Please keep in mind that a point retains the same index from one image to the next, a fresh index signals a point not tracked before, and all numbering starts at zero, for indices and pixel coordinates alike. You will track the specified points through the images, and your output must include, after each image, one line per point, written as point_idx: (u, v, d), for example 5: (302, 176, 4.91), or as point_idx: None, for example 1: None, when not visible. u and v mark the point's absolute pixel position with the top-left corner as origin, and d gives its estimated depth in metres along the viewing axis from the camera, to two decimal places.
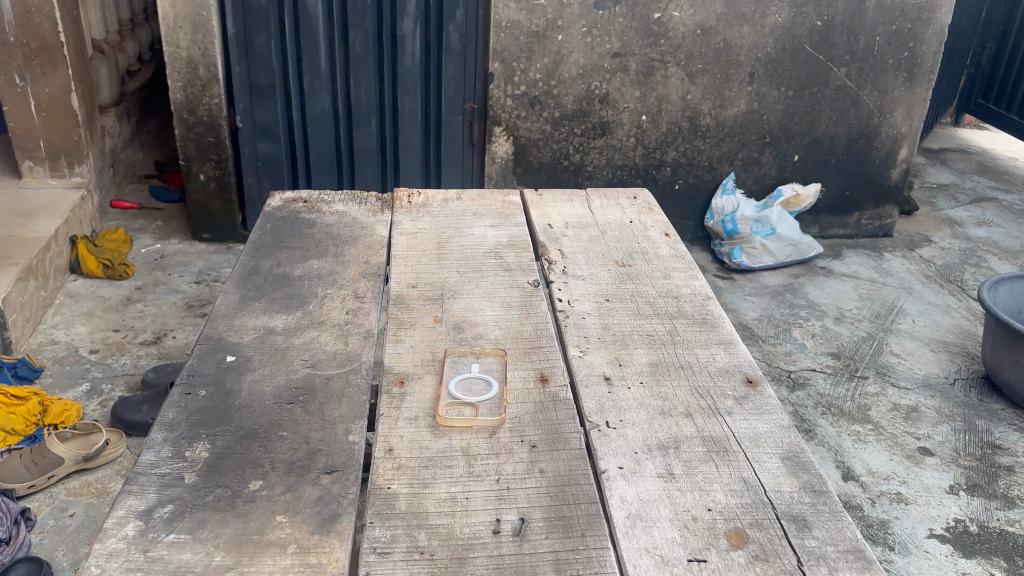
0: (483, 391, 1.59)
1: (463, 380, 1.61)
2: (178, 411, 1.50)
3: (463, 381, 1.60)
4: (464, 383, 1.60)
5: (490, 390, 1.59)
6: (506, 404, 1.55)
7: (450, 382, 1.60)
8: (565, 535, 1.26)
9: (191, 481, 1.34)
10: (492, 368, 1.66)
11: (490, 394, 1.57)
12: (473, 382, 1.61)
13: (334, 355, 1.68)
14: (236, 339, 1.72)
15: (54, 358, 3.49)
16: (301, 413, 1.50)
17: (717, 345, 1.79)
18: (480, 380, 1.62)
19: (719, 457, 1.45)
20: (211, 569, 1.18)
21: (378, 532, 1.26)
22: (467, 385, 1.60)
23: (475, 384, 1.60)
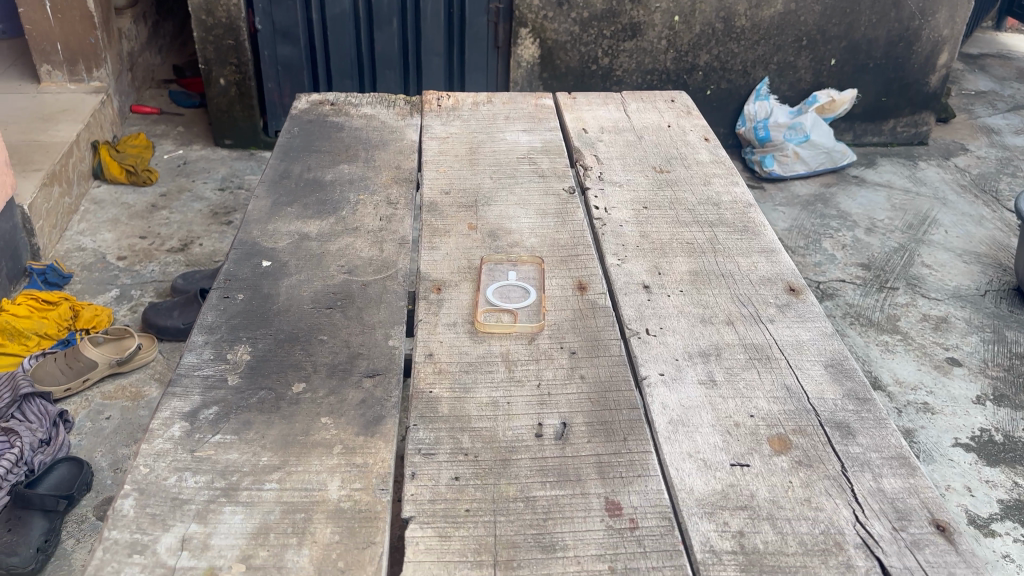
0: (520, 298, 1.57)
1: (500, 288, 1.59)
2: (218, 315, 1.50)
3: (500, 289, 1.59)
4: (500, 291, 1.58)
5: (527, 298, 1.57)
6: (545, 311, 1.54)
7: (487, 289, 1.58)
8: (607, 439, 1.27)
9: (235, 383, 1.35)
10: (529, 276, 1.64)
11: (526, 302, 1.56)
12: (509, 290, 1.59)
13: (370, 261, 1.66)
14: (270, 245, 1.71)
15: (83, 264, 3.52)
16: (340, 318, 1.50)
17: (759, 254, 1.76)
18: (517, 287, 1.60)
19: (762, 364, 1.44)
20: (259, 469, 1.20)
21: (421, 434, 1.27)
22: (504, 292, 1.58)
23: (512, 292, 1.58)
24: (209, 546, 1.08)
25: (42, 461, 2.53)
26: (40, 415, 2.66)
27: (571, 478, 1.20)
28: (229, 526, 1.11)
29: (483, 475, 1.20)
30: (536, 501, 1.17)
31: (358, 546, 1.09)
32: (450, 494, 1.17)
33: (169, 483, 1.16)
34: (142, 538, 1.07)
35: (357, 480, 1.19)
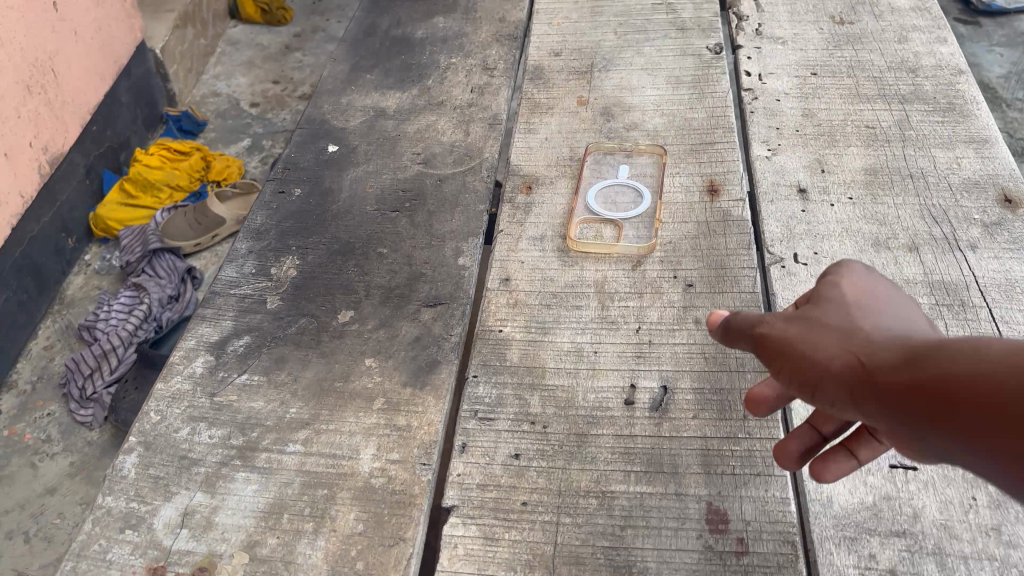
0: (627, 203, 1.26)
1: (600, 192, 1.28)
2: (269, 215, 1.28)
3: (599, 194, 1.28)
4: (600, 196, 1.28)
5: (636, 204, 1.25)
6: (658, 225, 1.21)
7: (587, 193, 1.28)
8: (720, 416, 0.97)
9: (274, 307, 1.13)
10: (645, 173, 1.31)
11: (636, 210, 1.24)
12: (612, 194, 1.28)
13: (452, 149, 1.37)
14: (341, 124, 1.45)
15: (217, 111, 3.43)
16: (406, 226, 1.24)
17: (966, 145, 1.30)
18: (623, 190, 1.28)
19: (951, 314, 1.06)
20: (284, 424, 0.99)
21: (482, 390, 1.02)
22: (606, 198, 1.27)
23: (615, 196, 1.27)
24: (212, 525, 0.90)
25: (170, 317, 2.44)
26: (169, 271, 2.59)
27: (665, 471, 0.92)
28: (239, 500, 0.92)
29: (550, 455, 0.94)
30: (613, 501, 0.90)
31: (383, 543, 0.88)
32: (506, 480, 0.92)
33: (180, 438, 0.98)
34: (138, 509, 0.91)
35: (395, 450, 0.96)
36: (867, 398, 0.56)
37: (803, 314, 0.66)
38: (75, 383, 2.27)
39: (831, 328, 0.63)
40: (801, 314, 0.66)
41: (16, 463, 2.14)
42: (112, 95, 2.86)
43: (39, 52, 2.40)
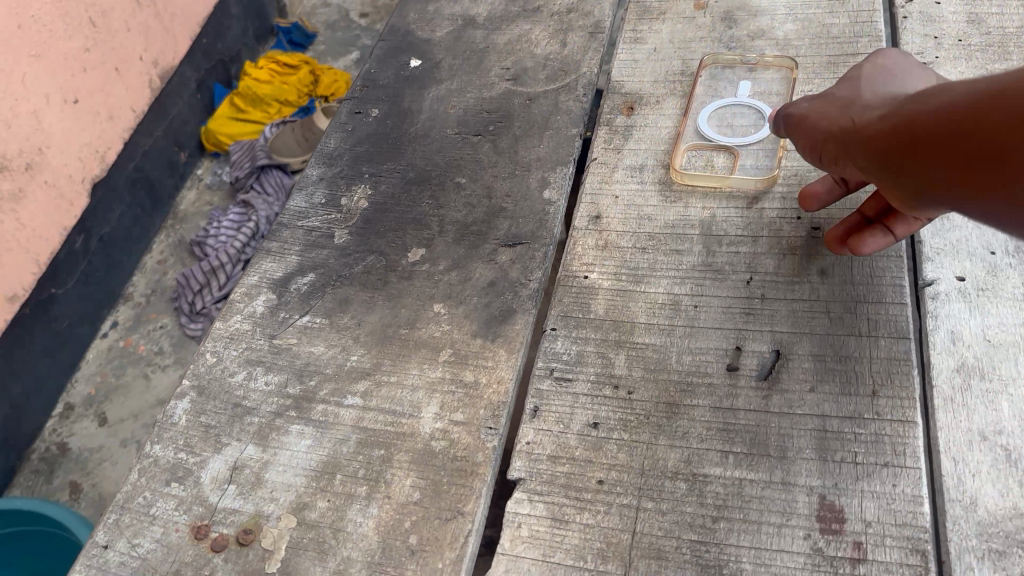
0: (744, 128, 1.08)
1: (715, 114, 1.10)
2: (343, 138, 1.16)
3: (715, 115, 1.10)
4: (715, 117, 1.09)
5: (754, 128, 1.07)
6: (783, 153, 1.02)
7: (700, 114, 1.10)
8: (842, 390, 0.81)
9: (341, 242, 1.03)
10: (771, 92, 1.11)
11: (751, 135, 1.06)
12: (728, 117, 1.10)
13: (545, 63, 1.21)
14: (425, 35, 1.31)
15: (326, 23, 3.34)
16: (488, 153, 1.10)
17: None
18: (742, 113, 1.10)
19: None
20: (343, 374, 0.90)
21: (560, 346, 0.90)
22: (721, 121, 1.09)
23: (732, 119, 1.09)
24: (261, 483, 0.83)
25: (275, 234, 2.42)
26: (276, 189, 2.58)
27: (772, 455, 0.78)
28: (291, 456, 0.84)
29: (634, 427, 0.82)
30: (706, 487, 0.77)
31: (440, 516, 0.79)
32: (582, 453, 0.81)
33: (235, 383, 0.91)
34: (186, 460, 0.85)
35: (461, 410, 0.85)
36: (852, 146, 0.77)
37: (829, 96, 0.89)
38: (184, 298, 2.30)
39: (842, 101, 0.85)
40: (826, 98, 0.88)
41: (129, 374, 2.19)
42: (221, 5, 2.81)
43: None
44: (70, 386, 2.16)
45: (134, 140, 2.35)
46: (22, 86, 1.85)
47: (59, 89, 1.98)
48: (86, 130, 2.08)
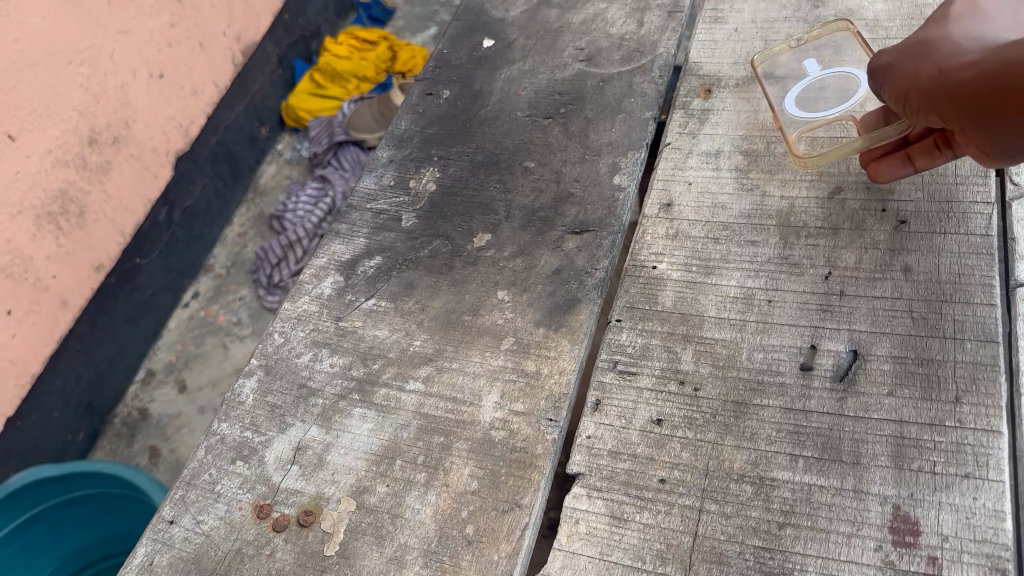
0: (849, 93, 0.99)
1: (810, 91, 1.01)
2: (414, 120, 1.15)
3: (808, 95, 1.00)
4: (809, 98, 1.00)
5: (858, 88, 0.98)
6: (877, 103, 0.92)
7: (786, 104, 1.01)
8: (923, 396, 0.76)
9: (409, 225, 1.02)
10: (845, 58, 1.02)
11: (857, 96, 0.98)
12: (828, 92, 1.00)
13: (620, 44, 1.18)
14: (499, 15, 1.28)
15: None
16: (559, 136, 1.08)
17: None
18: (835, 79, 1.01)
19: None
20: (406, 358, 0.90)
21: (625, 338, 0.87)
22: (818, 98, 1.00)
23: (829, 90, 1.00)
24: (324, 464, 0.84)
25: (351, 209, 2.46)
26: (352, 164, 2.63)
27: (844, 461, 0.75)
28: (353, 439, 0.85)
29: (698, 425, 0.79)
30: (773, 491, 0.74)
31: (499, 506, 0.78)
32: (644, 450, 0.79)
33: (301, 364, 0.92)
34: (251, 439, 0.86)
35: (521, 400, 0.84)
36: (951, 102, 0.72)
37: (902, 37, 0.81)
38: (263, 271, 2.38)
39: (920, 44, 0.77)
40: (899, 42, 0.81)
41: (208, 344, 2.28)
42: None
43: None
44: (151, 353, 2.26)
45: (216, 115, 2.41)
46: (112, 62, 1.89)
47: (145, 63, 2.01)
48: (169, 104, 2.13)
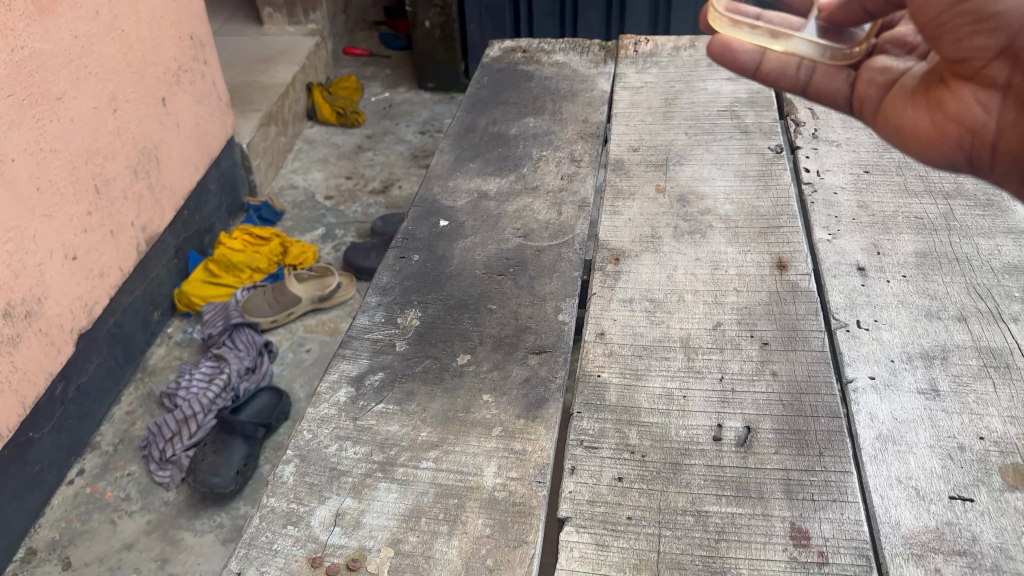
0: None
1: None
2: (393, 275, 1.46)
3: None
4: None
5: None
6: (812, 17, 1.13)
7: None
8: (798, 452, 1.11)
9: (402, 349, 1.30)
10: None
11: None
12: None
13: (547, 226, 1.56)
14: (449, 203, 1.64)
15: (295, 202, 3.58)
16: (511, 287, 1.41)
17: (1005, 235, 1.46)
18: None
19: (1000, 373, 1.20)
20: (416, 445, 1.15)
21: (586, 424, 1.17)
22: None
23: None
24: (362, 524, 1.04)
25: (246, 387, 2.59)
26: (247, 344, 2.75)
27: (752, 496, 1.06)
28: (383, 504, 1.07)
29: (649, 479, 1.09)
30: (708, 518, 1.03)
31: (509, 544, 1.02)
32: (612, 497, 1.06)
33: (330, 452, 1.14)
34: (298, 508, 1.06)
35: (514, 468, 1.11)
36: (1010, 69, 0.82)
37: None
38: (155, 446, 2.39)
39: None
40: None
41: (95, 520, 2.23)
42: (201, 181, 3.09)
43: (149, 142, 2.65)
44: (34, 531, 2.19)
45: (116, 298, 2.55)
46: (33, 243, 2.08)
47: (63, 246, 2.21)
48: (79, 284, 2.30)
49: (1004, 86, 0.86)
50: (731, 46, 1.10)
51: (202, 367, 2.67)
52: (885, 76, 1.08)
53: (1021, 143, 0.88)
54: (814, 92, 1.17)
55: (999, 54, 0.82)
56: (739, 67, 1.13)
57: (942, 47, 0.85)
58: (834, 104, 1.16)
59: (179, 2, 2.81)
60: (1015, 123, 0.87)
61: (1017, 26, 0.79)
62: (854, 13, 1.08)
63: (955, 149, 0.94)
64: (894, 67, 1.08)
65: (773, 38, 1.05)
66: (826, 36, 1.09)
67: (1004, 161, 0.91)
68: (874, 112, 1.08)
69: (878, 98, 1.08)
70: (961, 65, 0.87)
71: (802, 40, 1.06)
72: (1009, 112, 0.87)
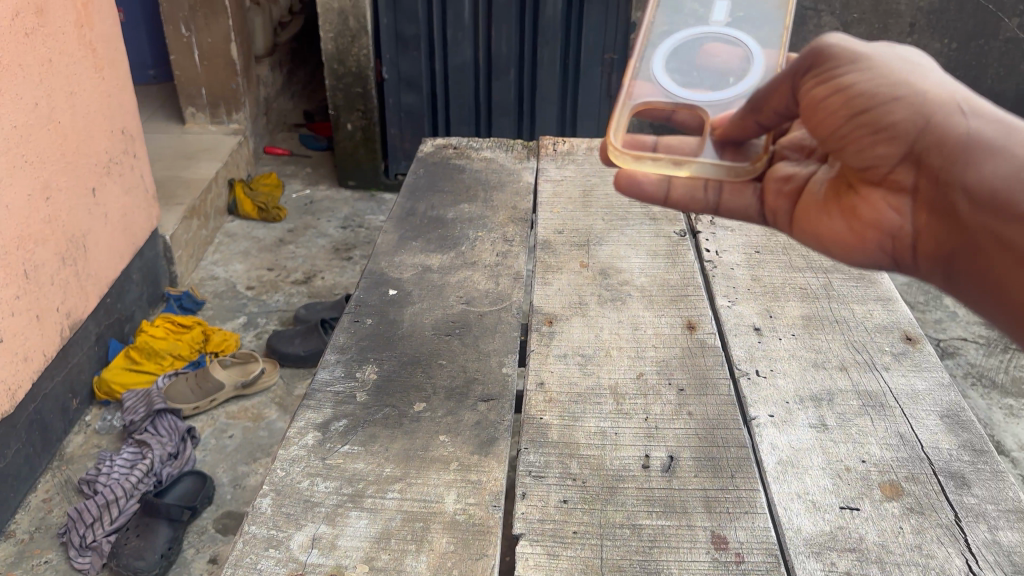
0: (725, 82, 1.20)
1: (649, 88, 1.20)
2: (349, 336, 1.60)
3: (669, 44, 1.26)
4: (671, 48, 1.25)
5: (716, 109, 1.17)
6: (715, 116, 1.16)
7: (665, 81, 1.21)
8: (714, 474, 1.29)
9: (362, 399, 1.44)
10: (718, 63, 1.22)
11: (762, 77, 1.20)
12: (700, 14, 1.28)
13: (487, 294, 1.75)
14: (397, 275, 1.81)
15: (216, 292, 3.43)
16: (458, 345, 1.58)
17: (875, 301, 1.73)
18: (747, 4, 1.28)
19: (875, 410, 1.43)
20: (382, 479, 1.27)
21: (532, 457, 1.33)
22: (658, 80, 1.21)
23: (681, 88, 1.20)
24: (336, 546, 1.16)
25: (170, 472, 2.49)
26: (169, 430, 2.63)
27: (677, 510, 1.23)
28: (355, 529, 1.18)
29: (590, 500, 1.25)
30: (642, 529, 1.20)
31: (472, 557, 1.15)
32: (558, 516, 1.22)
33: (302, 486, 1.25)
34: (277, 534, 1.17)
35: (471, 495, 1.24)
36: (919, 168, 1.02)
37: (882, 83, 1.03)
38: (75, 531, 2.29)
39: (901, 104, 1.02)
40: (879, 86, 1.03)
41: None
42: (125, 271, 3.01)
43: (78, 231, 2.65)
44: None
45: (37, 383, 2.48)
46: None
47: None
48: (2, 368, 2.26)
49: (911, 192, 1.06)
50: (636, 178, 1.15)
51: (123, 454, 2.54)
52: (790, 186, 1.20)
53: (932, 242, 1.06)
54: (724, 209, 1.23)
55: (902, 160, 1.05)
56: (649, 196, 1.18)
57: (856, 158, 1.08)
58: (743, 217, 1.25)
59: (112, 97, 2.87)
60: (925, 223, 1.06)
61: (912, 133, 1.02)
62: (749, 129, 1.13)
63: (876, 255, 1.12)
64: (795, 175, 1.21)
65: (676, 165, 1.13)
66: (726, 154, 1.15)
67: (923, 261, 1.09)
68: (788, 221, 1.20)
69: (787, 209, 1.20)
70: (874, 176, 1.08)
71: (705, 162, 1.13)
72: (919, 214, 1.06)
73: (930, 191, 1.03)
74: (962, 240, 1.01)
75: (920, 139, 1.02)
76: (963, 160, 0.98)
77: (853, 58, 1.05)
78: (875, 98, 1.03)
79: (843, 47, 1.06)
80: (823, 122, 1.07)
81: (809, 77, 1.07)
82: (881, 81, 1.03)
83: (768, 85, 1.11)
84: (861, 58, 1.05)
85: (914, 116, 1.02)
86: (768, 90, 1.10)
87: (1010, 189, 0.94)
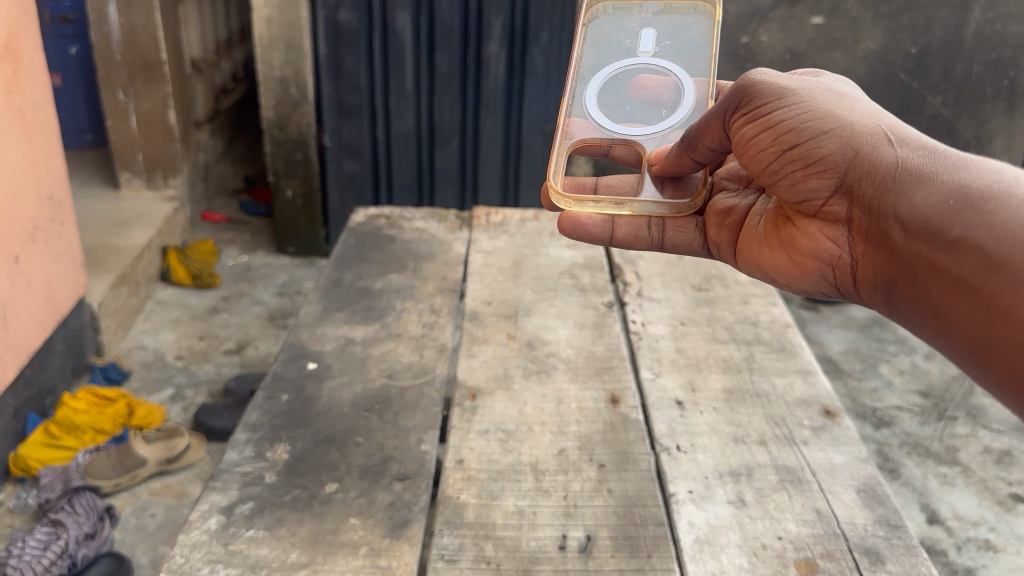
0: (655, 113, 1.42)
1: (586, 125, 1.39)
2: (262, 414, 1.55)
3: (599, 78, 1.45)
4: (601, 83, 1.44)
5: (653, 144, 1.38)
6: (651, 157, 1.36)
7: (600, 117, 1.40)
8: (630, 554, 1.27)
9: (271, 480, 1.38)
10: (644, 97, 1.44)
11: (688, 105, 1.41)
12: (628, 48, 1.48)
13: (409, 366, 1.72)
14: (317, 348, 1.78)
15: (143, 362, 3.33)
16: (377, 421, 1.55)
17: (795, 374, 1.75)
18: (671, 35, 1.49)
19: (793, 486, 1.42)
20: (286, 566, 1.22)
21: (446, 540, 1.28)
22: (593, 116, 1.40)
23: (615, 123, 1.40)
24: None
25: (86, 554, 2.32)
26: (86, 508, 2.48)
27: None
28: None
29: None
30: None
31: None
32: None
33: None
34: None
35: None
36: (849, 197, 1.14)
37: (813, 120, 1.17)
38: None
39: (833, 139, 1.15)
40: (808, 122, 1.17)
41: None
42: (47, 342, 2.90)
43: None
44: None
45: None
46: None
47: None
48: None
49: (846, 221, 1.18)
50: (579, 222, 1.35)
51: (36, 534, 2.35)
52: (731, 221, 1.39)
53: (868, 267, 1.16)
54: (669, 244, 1.44)
55: (835, 192, 1.17)
56: (594, 237, 1.38)
57: (792, 191, 1.22)
58: (689, 249, 1.45)
59: (39, 164, 2.80)
60: (861, 250, 1.17)
61: (842, 164, 1.15)
62: (685, 165, 1.29)
63: (819, 280, 1.24)
64: (735, 207, 1.40)
65: (617, 205, 1.32)
66: (667, 190, 1.35)
67: (861, 286, 1.18)
68: (732, 253, 1.39)
69: (729, 241, 1.39)
70: (810, 207, 1.22)
71: (646, 202, 1.32)
72: (854, 241, 1.17)
73: (863, 219, 1.14)
74: (887, 265, 1.11)
75: (848, 171, 1.14)
76: (892, 191, 1.09)
77: (782, 97, 1.19)
78: (803, 132, 1.17)
79: (774, 84, 1.20)
80: (757, 158, 1.22)
81: (741, 115, 1.22)
82: (808, 117, 1.17)
83: (699, 124, 1.26)
84: (791, 95, 1.19)
85: (842, 149, 1.15)
86: (701, 129, 1.26)
87: (929, 214, 1.02)
